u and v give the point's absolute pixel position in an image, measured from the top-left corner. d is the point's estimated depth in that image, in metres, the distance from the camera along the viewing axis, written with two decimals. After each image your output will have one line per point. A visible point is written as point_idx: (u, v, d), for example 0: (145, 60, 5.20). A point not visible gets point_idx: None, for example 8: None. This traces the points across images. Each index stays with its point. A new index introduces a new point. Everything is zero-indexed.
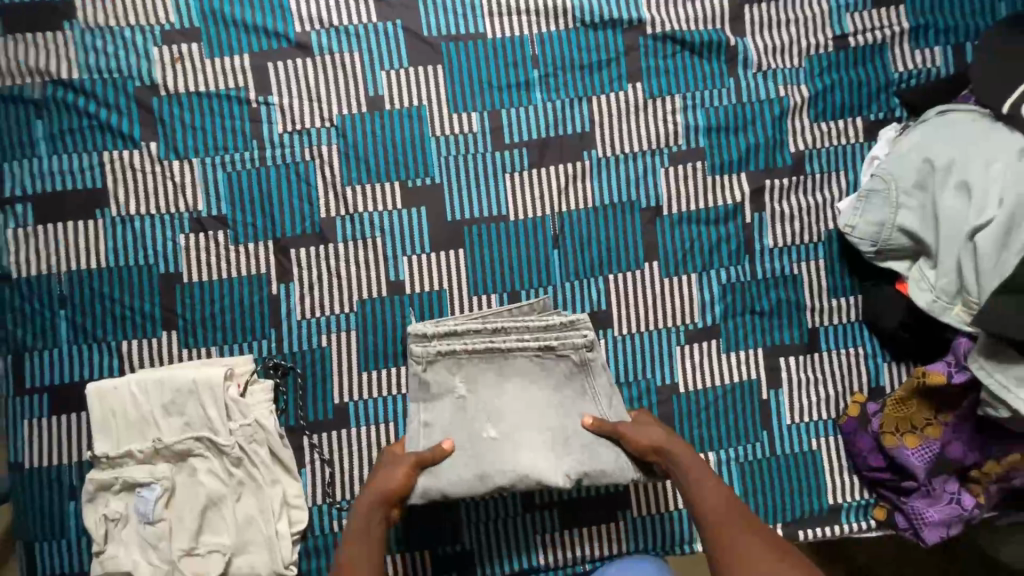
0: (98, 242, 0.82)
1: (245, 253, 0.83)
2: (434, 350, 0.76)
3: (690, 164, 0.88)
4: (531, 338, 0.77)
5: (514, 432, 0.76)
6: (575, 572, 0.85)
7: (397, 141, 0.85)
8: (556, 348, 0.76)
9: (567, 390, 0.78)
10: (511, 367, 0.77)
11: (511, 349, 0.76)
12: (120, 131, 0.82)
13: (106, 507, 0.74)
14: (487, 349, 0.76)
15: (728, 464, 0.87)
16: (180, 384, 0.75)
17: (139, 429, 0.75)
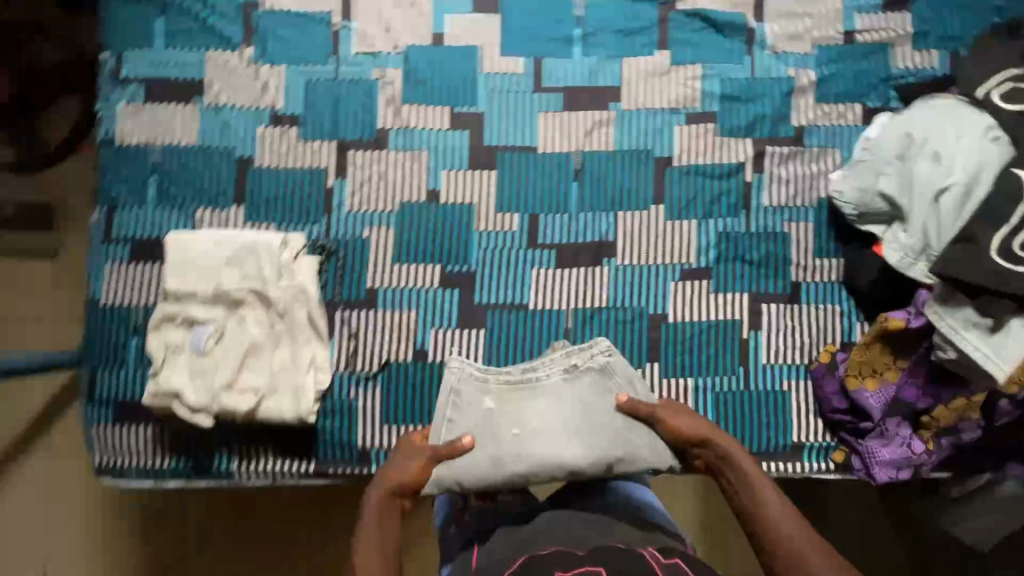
0: (190, 124, 0.97)
1: (312, 148, 0.97)
2: (471, 370, 0.90)
3: (702, 125, 1.00)
4: (558, 363, 0.90)
5: (533, 409, 0.88)
6: None
7: (452, 73, 0.99)
8: (579, 365, 0.89)
9: (588, 397, 0.88)
10: (541, 391, 0.89)
11: (541, 376, 0.89)
12: (224, 35, 0.98)
13: (168, 336, 0.88)
14: (520, 378, 0.89)
15: (704, 391, 0.97)
16: (243, 242, 0.88)
17: (203, 275, 0.88)
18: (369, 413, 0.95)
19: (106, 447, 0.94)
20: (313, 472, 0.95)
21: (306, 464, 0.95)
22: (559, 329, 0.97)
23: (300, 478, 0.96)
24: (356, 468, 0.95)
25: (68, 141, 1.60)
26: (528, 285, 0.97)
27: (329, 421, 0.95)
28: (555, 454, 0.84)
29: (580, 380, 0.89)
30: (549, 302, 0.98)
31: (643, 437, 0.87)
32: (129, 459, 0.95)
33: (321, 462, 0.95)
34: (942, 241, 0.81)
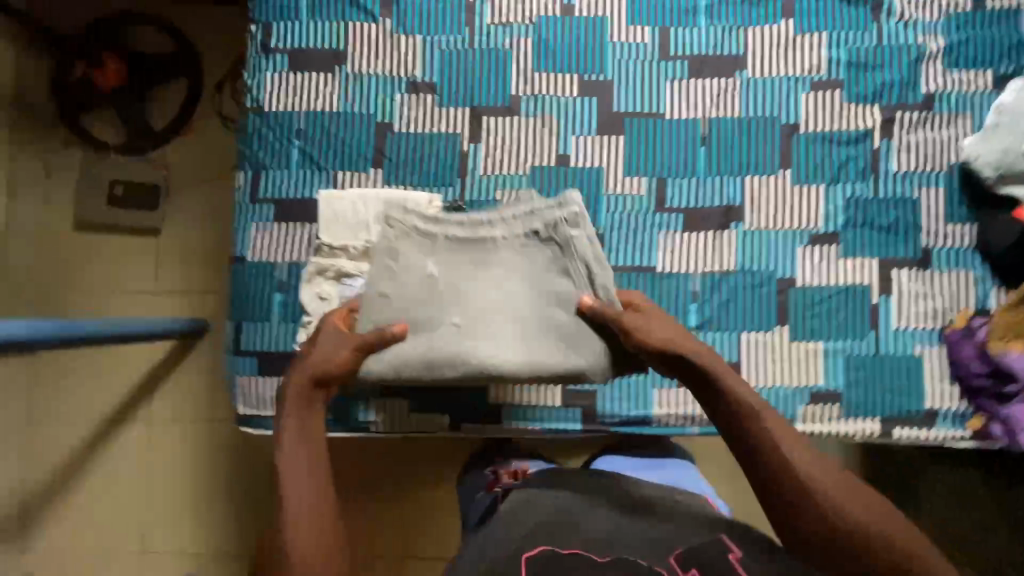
0: (333, 92, 1.02)
1: (448, 115, 1.01)
2: (412, 223, 0.86)
3: (829, 92, 1.00)
4: (513, 231, 0.85)
5: (488, 281, 0.85)
6: (682, 431, 0.98)
7: (581, 42, 1.01)
8: (540, 232, 0.84)
9: (545, 261, 0.85)
10: (499, 253, 0.86)
11: (495, 239, 0.85)
12: (364, 7, 1.02)
13: (321, 288, 0.93)
14: (467, 238, 0.86)
15: (834, 355, 0.97)
16: (391, 200, 0.92)
17: (353, 231, 0.93)
18: None
19: (250, 398, 0.99)
20: (449, 425, 0.99)
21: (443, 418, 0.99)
22: (687, 292, 0.98)
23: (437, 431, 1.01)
24: (490, 422, 0.99)
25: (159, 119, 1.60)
26: (654, 248, 0.99)
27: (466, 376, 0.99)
28: (500, 356, 0.84)
29: (541, 249, 0.85)
30: (676, 266, 0.99)
31: (593, 346, 0.85)
32: (271, 410, 0.99)
33: (456, 416, 0.99)
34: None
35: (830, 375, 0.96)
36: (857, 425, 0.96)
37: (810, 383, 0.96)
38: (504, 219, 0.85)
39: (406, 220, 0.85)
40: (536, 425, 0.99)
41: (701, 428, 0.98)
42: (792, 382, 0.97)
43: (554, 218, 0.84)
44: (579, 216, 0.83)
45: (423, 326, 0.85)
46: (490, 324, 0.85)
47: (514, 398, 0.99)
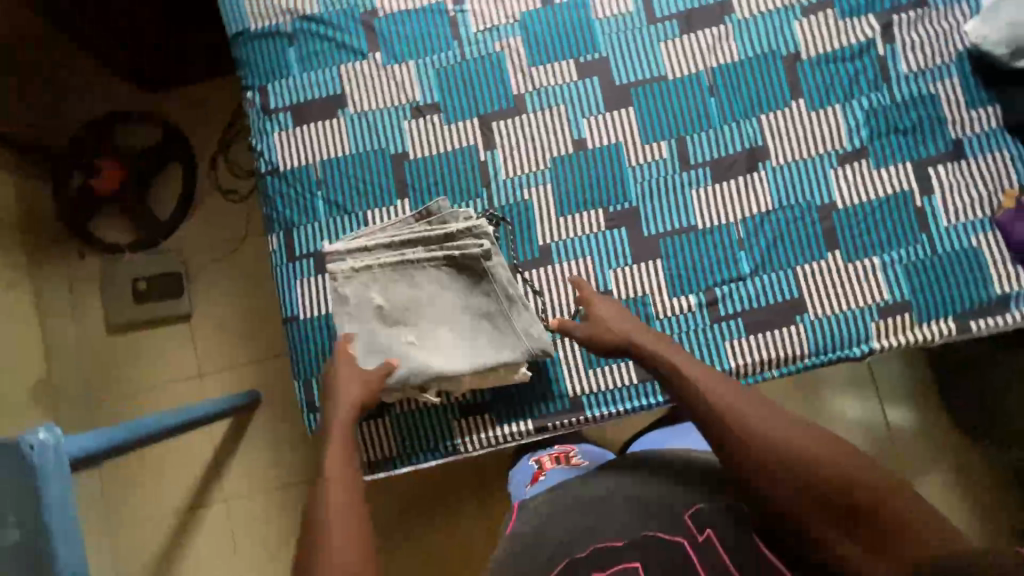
0: (342, 136, 1.03)
1: (459, 129, 1.01)
2: (349, 264, 0.92)
3: (821, 13, 1.00)
4: (438, 250, 0.92)
5: (420, 305, 0.94)
6: (763, 377, 0.96)
7: (569, 28, 1.02)
8: (459, 258, 0.92)
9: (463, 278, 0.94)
10: (422, 275, 0.93)
11: (421, 262, 0.93)
12: (351, 47, 1.04)
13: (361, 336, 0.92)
14: (400, 263, 0.93)
15: (893, 266, 0.96)
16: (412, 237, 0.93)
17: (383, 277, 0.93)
18: (573, 360, 0.97)
19: None
20: (532, 430, 0.97)
21: (525, 424, 0.97)
22: (733, 241, 0.98)
23: (520, 439, 0.98)
24: (573, 416, 0.97)
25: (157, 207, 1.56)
26: (690, 208, 0.99)
27: (539, 376, 0.98)
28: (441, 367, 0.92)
29: (460, 273, 0.93)
30: (716, 219, 0.99)
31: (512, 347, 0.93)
32: None
33: (539, 419, 0.97)
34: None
35: (894, 287, 0.96)
36: (932, 329, 0.95)
37: (877, 299, 0.96)
38: (425, 240, 0.92)
39: (345, 267, 0.91)
40: (621, 408, 0.97)
41: (780, 371, 0.96)
42: (859, 303, 0.96)
43: (472, 251, 0.91)
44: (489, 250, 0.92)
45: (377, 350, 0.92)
46: (432, 339, 0.94)
47: (592, 386, 0.97)
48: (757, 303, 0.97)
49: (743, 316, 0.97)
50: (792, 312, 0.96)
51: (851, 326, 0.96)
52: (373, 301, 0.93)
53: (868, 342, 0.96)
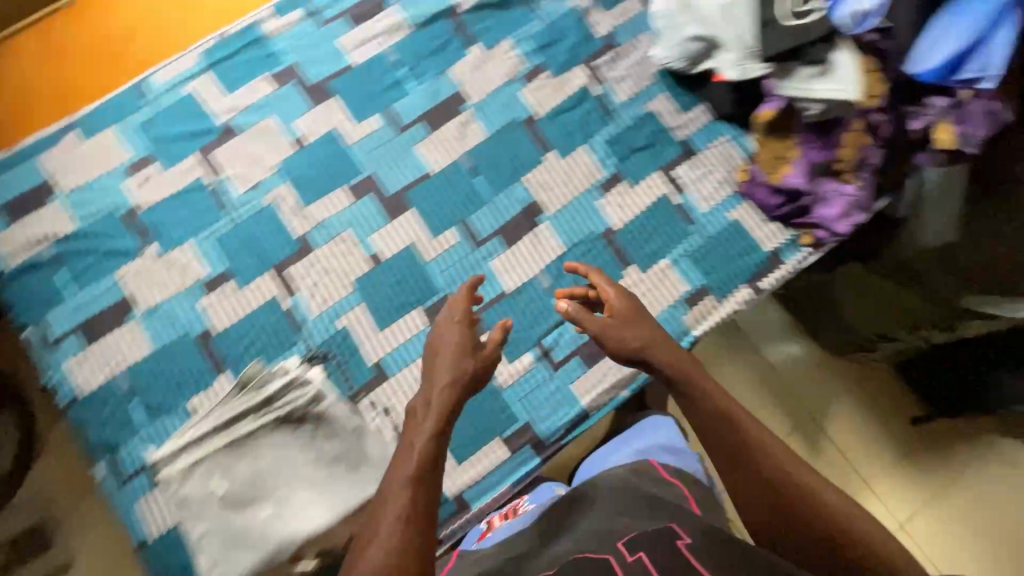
0: (140, 337, 1.00)
1: (255, 286, 1.02)
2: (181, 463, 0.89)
3: (539, 77, 1.14)
4: (266, 416, 0.90)
5: (268, 474, 0.89)
6: (618, 401, 1.02)
7: (329, 161, 1.09)
8: (289, 413, 0.91)
9: (305, 431, 0.91)
10: (259, 444, 0.90)
11: (253, 433, 0.90)
12: (124, 250, 1.03)
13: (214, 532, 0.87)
14: (230, 443, 0.89)
15: (681, 261, 1.07)
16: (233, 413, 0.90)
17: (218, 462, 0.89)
18: None
19: None
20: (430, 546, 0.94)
21: None
22: (543, 292, 1.06)
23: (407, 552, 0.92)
24: (463, 515, 0.96)
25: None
26: (496, 276, 1.06)
27: None
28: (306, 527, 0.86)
29: (299, 427, 0.91)
30: (522, 278, 1.06)
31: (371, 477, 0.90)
32: None
33: None
34: (740, 33, 0.99)
35: (690, 277, 1.06)
36: (732, 300, 1.06)
37: (679, 295, 1.05)
38: (250, 411, 0.90)
39: (176, 469, 0.89)
40: (504, 486, 0.97)
41: (630, 388, 1.02)
42: (666, 303, 1.05)
43: (299, 402, 0.90)
44: (315, 394, 0.91)
45: (237, 537, 0.86)
46: (291, 502, 0.88)
47: (469, 477, 0.97)
48: (586, 337, 1.03)
49: (577, 354, 1.03)
50: None
51: (670, 325, 1.04)
52: (216, 491, 0.88)
53: (691, 332, 1.04)
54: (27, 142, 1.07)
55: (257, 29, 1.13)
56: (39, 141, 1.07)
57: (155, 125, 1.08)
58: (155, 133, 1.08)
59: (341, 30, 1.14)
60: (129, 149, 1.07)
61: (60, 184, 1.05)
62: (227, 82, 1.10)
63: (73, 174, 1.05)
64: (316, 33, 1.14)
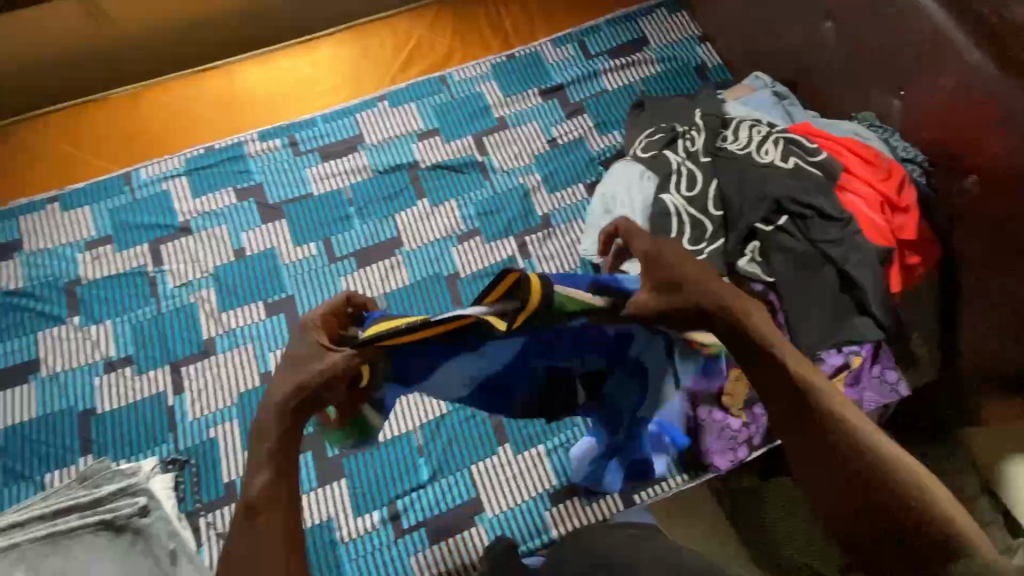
0: (30, 400, 1.07)
1: (148, 379, 1.08)
2: None
3: (471, 240, 1.22)
4: (92, 515, 0.90)
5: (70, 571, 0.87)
6: None
7: (258, 275, 1.17)
8: (112, 520, 0.90)
9: (118, 545, 0.90)
10: (77, 544, 0.88)
11: (72, 529, 0.88)
12: (51, 314, 1.13)
13: None
14: (47, 535, 0.88)
15: (556, 452, 1.04)
16: (59, 506, 0.90)
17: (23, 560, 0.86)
18: None
19: None
20: None
21: None
22: (413, 448, 1.05)
23: None
24: None
25: None
26: None
27: None
28: None
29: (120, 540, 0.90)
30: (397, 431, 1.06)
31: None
32: None
33: None
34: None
35: (559, 472, 1.03)
36: (599, 507, 1.01)
37: (546, 487, 1.02)
38: (75, 507, 0.90)
39: None
40: None
41: None
42: (530, 493, 1.02)
43: (124, 513, 0.90)
44: (145, 506, 0.91)
45: None
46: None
47: None
48: (439, 509, 1.01)
49: (425, 525, 1.00)
50: (471, 513, 1.00)
51: (527, 519, 1.00)
52: None
53: (549, 533, 1.00)
54: (13, 203, 1.22)
55: (238, 148, 1.28)
56: (26, 203, 1.22)
57: (122, 212, 1.21)
58: (122, 217, 1.21)
59: (310, 163, 1.28)
60: (95, 225, 1.20)
61: (26, 244, 1.18)
62: (196, 189, 1.24)
63: (40, 238, 1.19)
64: (289, 161, 1.28)
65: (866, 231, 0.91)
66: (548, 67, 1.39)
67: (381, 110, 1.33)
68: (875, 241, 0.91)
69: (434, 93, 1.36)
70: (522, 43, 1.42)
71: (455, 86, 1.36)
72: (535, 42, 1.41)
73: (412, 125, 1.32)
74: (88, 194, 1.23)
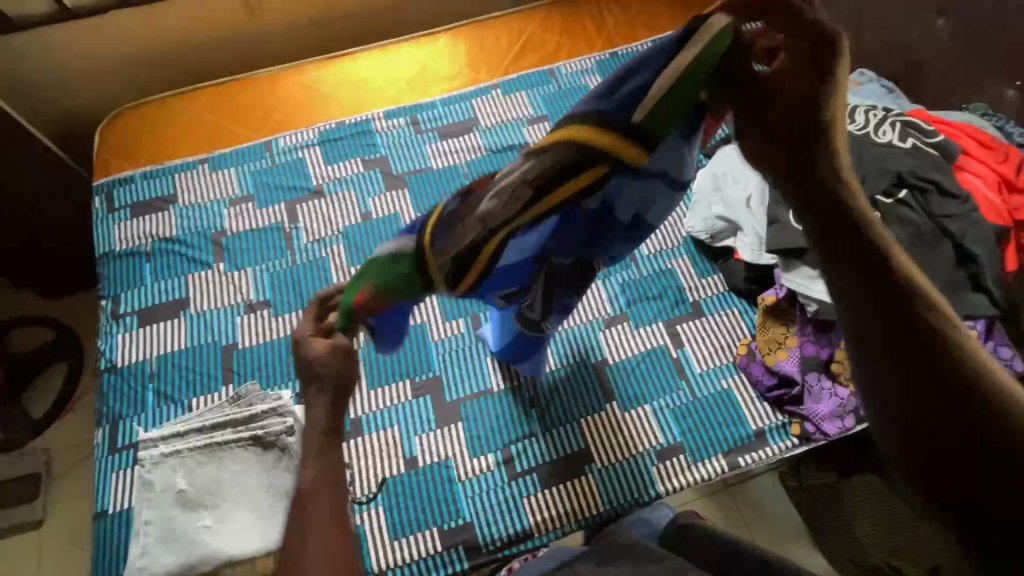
0: (181, 332, 1.18)
1: (284, 321, 1.18)
2: (158, 450, 0.97)
3: None
4: (244, 430, 0.98)
5: (226, 479, 0.95)
6: (578, 527, 1.01)
7: (382, 236, 1.28)
8: (262, 437, 0.97)
9: (265, 460, 0.97)
10: (230, 457, 0.97)
11: (227, 441, 0.97)
12: (200, 259, 1.25)
13: (141, 517, 0.92)
14: (206, 445, 0.97)
15: (661, 412, 1.09)
16: (216, 421, 0.99)
17: (188, 465, 0.96)
18: (378, 534, 1.00)
19: None
20: None
21: None
22: (525, 399, 1.11)
23: (422, 550, 0.99)
24: None
25: (57, 405, 1.55)
26: (486, 371, 1.13)
27: None
28: (240, 543, 0.91)
29: (266, 456, 0.97)
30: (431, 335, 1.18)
31: None
32: None
33: None
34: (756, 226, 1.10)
35: (665, 431, 1.07)
36: (704, 467, 1.05)
37: (652, 444, 1.06)
38: (230, 421, 0.98)
39: (153, 454, 0.96)
40: None
41: (577, 526, 1.01)
42: (637, 449, 1.06)
43: (274, 430, 0.97)
44: (292, 426, 0.98)
45: (176, 534, 0.91)
46: (229, 519, 0.93)
47: (394, 559, 0.98)
48: (549, 457, 1.06)
49: (536, 472, 1.05)
50: (580, 462, 1.05)
51: (633, 473, 1.04)
52: (177, 487, 0.95)
53: (656, 486, 1.03)
54: (170, 162, 1.37)
55: (366, 125, 1.41)
56: (180, 163, 1.36)
57: (263, 174, 1.34)
58: (262, 179, 1.34)
59: (429, 140, 1.40)
60: (240, 185, 1.33)
61: (180, 198, 1.32)
62: (329, 157, 1.37)
63: (192, 194, 1.32)
64: (410, 138, 1.40)
65: (985, 209, 0.95)
66: None
67: (494, 96, 1.45)
68: (994, 219, 0.94)
69: (543, 83, 1.47)
70: (625, 42, 1.52)
71: (562, 78, 1.47)
72: (637, 42, 1.52)
73: (522, 111, 1.43)
74: (234, 158, 1.37)
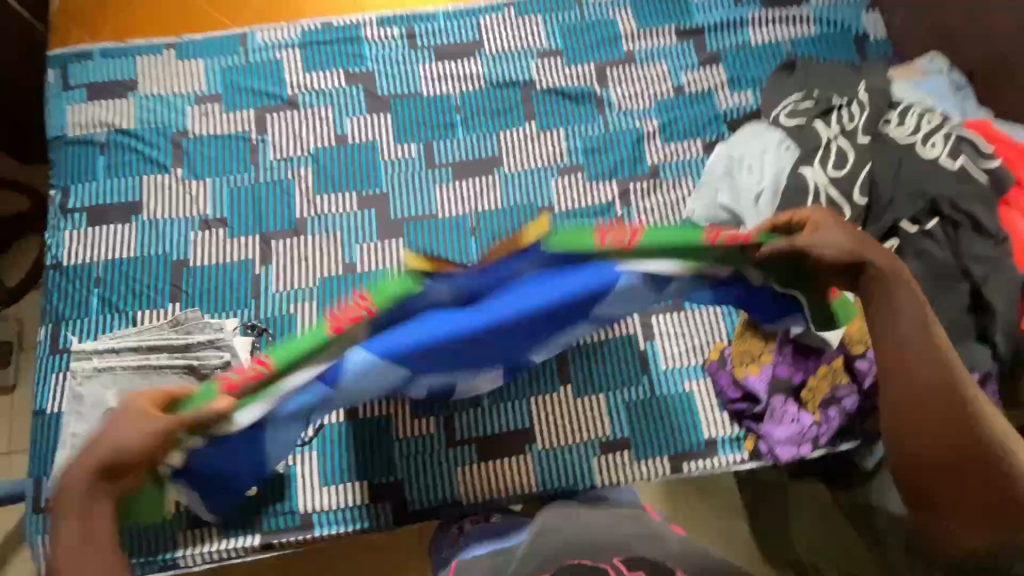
0: (130, 240, 1.11)
1: (237, 244, 1.11)
2: (91, 365, 0.94)
3: (573, 176, 1.17)
4: (179, 357, 0.94)
5: None
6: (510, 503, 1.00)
7: (357, 164, 1.16)
8: (196, 367, 0.94)
9: None
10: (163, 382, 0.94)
11: (161, 365, 0.94)
12: (156, 161, 1.15)
13: (72, 427, 0.92)
14: (139, 365, 0.93)
15: (617, 404, 1.04)
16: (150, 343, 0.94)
17: (122, 384, 0.93)
18: (309, 476, 1.00)
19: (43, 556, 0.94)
20: (259, 546, 0.96)
21: (252, 538, 0.96)
22: None
23: (347, 499, 0.99)
24: (301, 533, 0.97)
25: None
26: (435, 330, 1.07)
27: (271, 489, 0.99)
28: None
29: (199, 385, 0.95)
30: None
31: None
32: None
33: (267, 534, 0.97)
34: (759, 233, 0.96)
35: (616, 424, 1.03)
36: (648, 466, 1.02)
37: (601, 435, 1.03)
38: (167, 346, 0.94)
39: (86, 367, 0.93)
40: (343, 528, 0.98)
41: (510, 501, 1.00)
42: (583, 438, 1.02)
43: (210, 363, 0.94)
44: (230, 362, 0.95)
45: None
46: None
47: (322, 503, 0.99)
48: (491, 431, 1.03)
49: (475, 442, 1.02)
50: (523, 441, 1.02)
51: (574, 458, 1.02)
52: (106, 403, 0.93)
53: (594, 476, 1.01)
54: (133, 42, 1.22)
55: (357, 30, 1.23)
56: (144, 45, 1.21)
57: (235, 72, 1.20)
58: (232, 78, 1.20)
59: (423, 60, 1.23)
60: (207, 81, 1.19)
61: (141, 86, 1.19)
62: (307, 64, 1.21)
63: (154, 84, 1.19)
64: (403, 52, 1.23)
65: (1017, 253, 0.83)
66: (691, 5, 1.27)
67: (507, 17, 1.26)
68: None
69: (564, 10, 1.27)
70: None
71: (587, 8, 1.27)
72: None
73: (535, 40, 1.25)
74: (204, 49, 1.21)
